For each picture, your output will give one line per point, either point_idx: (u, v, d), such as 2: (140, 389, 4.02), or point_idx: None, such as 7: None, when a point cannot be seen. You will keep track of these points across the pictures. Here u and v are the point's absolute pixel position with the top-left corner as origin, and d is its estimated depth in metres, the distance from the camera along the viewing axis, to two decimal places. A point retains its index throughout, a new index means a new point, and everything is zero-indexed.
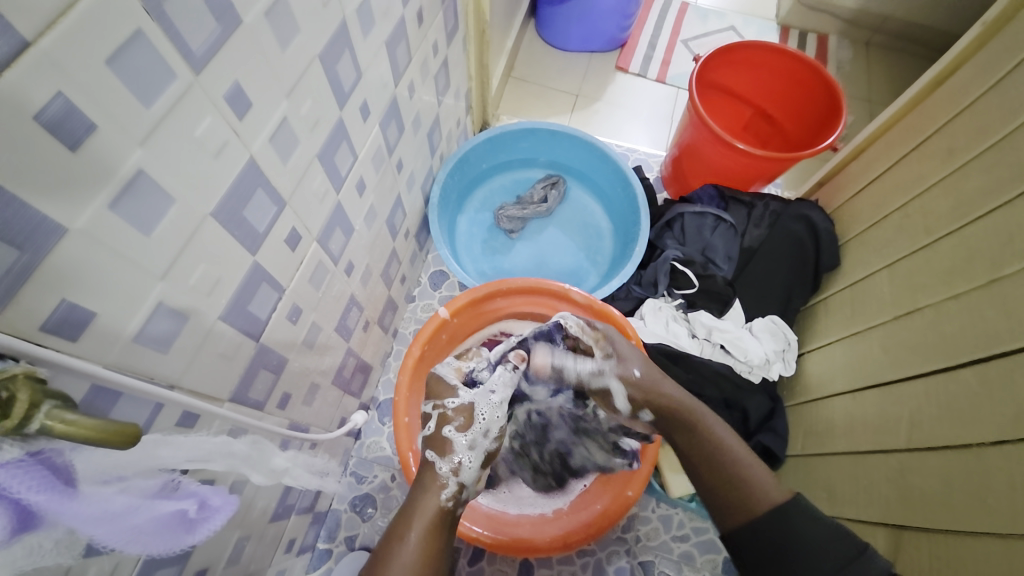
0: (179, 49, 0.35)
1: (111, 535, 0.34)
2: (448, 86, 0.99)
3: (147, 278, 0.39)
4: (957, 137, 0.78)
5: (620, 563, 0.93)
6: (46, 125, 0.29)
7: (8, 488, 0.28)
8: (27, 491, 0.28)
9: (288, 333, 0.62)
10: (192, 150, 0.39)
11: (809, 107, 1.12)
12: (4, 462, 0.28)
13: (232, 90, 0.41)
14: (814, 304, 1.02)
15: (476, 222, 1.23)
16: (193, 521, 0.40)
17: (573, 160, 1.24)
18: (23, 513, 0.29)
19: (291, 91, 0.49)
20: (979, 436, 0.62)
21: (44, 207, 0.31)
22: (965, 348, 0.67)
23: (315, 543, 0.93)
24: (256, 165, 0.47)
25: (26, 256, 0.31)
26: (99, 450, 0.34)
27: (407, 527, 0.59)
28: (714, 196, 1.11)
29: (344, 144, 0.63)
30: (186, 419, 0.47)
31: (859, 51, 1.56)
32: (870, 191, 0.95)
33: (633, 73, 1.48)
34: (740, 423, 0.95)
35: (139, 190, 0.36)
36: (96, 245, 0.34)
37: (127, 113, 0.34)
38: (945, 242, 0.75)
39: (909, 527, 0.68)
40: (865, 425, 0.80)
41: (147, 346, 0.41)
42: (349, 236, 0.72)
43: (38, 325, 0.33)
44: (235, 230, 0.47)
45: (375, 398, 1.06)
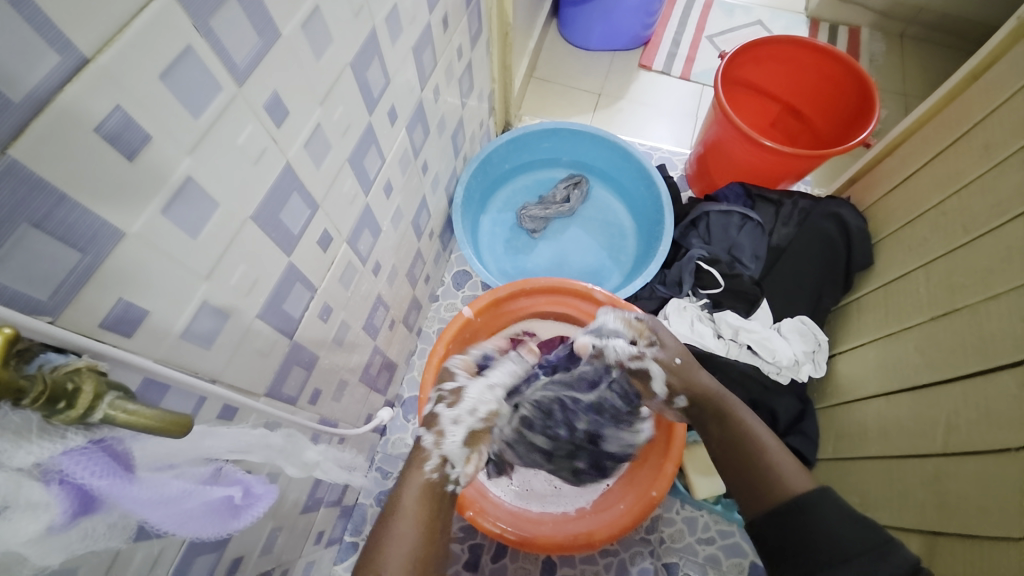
0: (223, 62, 0.37)
1: (165, 518, 0.36)
2: (471, 88, 1.00)
3: (193, 278, 0.41)
4: (994, 132, 0.75)
5: (644, 564, 0.93)
6: (106, 136, 0.32)
7: (71, 473, 0.30)
8: (89, 477, 0.31)
9: (319, 331, 0.64)
10: (235, 157, 0.42)
11: (839, 103, 1.09)
12: (68, 449, 0.30)
13: (270, 99, 0.43)
14: (846, 304, 0.99)
15: (498, 222, 1.24)
16: (239, 508, 0.42)
17: (595, 160, 1.24)
18: (86, 496, 0.31)
19: (325, 98, 0.51)
20: (1019, 440, 0.60)
21: (103, 213, 0.33)
22: (1005, 349, 0.64)
23: (342, 535, 0.95)
24: (292, 170, 0.49)
25: (88, 258, 0.33)
26: (154, 439, 0.36)
27: (402, 499, 0.58)
28: (741, 194, 1.09)
29: (373, 147, 0.65)
30: (226, 411, 0.49)
31: (894, 43, 1.51)
32: (905, 188, 0.92)
33: (657, 71, 1.46)
34: (768, 425, 0.94)
35: (188, 196, 0.38)
36: (149, 247, 0.37)
37: (177, 124, 0.36)
38: (984, 241, 0.72)
39: (945, 534, 0.66)
40: (899, 429, 0.78)
41: (192, 342, 0.43)
42: (376, 237, 0.74)
43: (97, 323, 0.35)
44: (273, 232, 0.49)
45: (401, 396, 1.08)
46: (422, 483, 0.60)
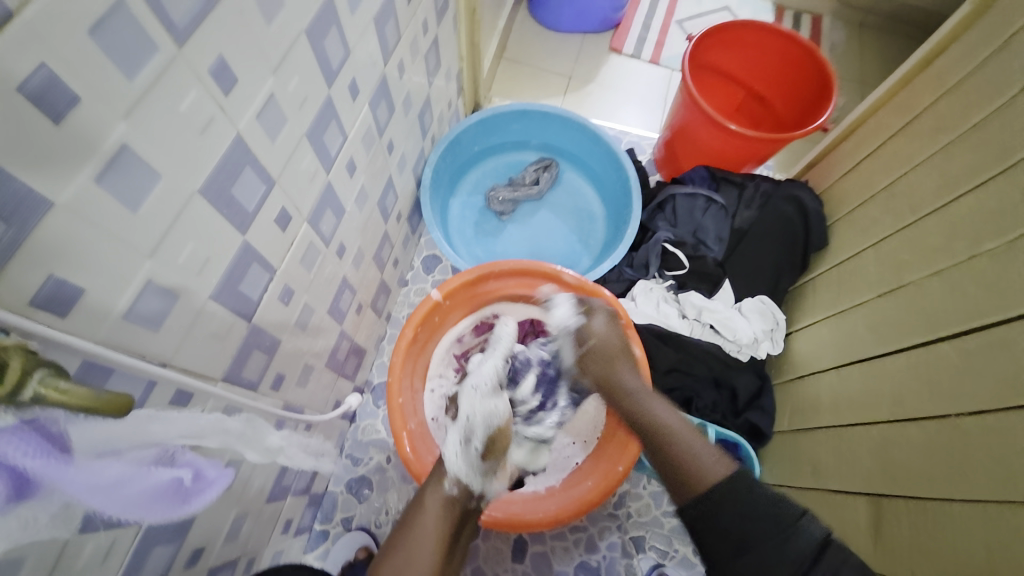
0: (162, 21, 0.35)
1: (107, 504, 0.34)
2: (438, 66, 0.98)
3: (134, 256, 0.39)
4: (943, 116, 0.78)
5: (611, 539, 0.96)
6: (29, 97, 0.29)
7: (4, 454, 0.27)
8: (22, 457, 0.28)
9: (280, 315, 0.62)
10: (177, 125, 0.39)
11: (800, 88, 1.12)
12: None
13: (217, 64, 0.41)
14: (802, 285, 1.03)
15: (468, 205, 1.23)
16: (188, 492, 0.42)
17: (565, 142, 1.23)
18: (19, 479, 0.28)
19: (278, 68, 0.48)
20: (959, 408, 0.64)
21: (30, 181, 0.30)
22: (948, 323, 0.68)
23: (312, 523, 0.94)
24: (244, 143, 0.47)
25: (12, 230, 0.30)
26: (97, 421, 0.33)
27: (424, 516, 0.68)
28: (706, 176, 1.10)
29: (334, 122, 0.62)
30: (180, 398, 0.47)
31: (854, 30, 1.56)
32: (859, 170, 0.95)
33: (627, 54, 1.46)
34: (729, 401, 0.98)
35: (124, 166, 0.36)
36: (81, 222, 0.34)
37: (110, 87, 0.33)
38: (929, 220, 0.76)
39: (889, 496, 0.70)
40: (848, 401, 0.82)
41: (137, 324, 0.41)
42: (340, 217, 0.72)
43: (27, 300, 0.32)
44: (224, 209, 0.47)
45: (370, 382, 1.07)
46: (443, 499, 0.71)
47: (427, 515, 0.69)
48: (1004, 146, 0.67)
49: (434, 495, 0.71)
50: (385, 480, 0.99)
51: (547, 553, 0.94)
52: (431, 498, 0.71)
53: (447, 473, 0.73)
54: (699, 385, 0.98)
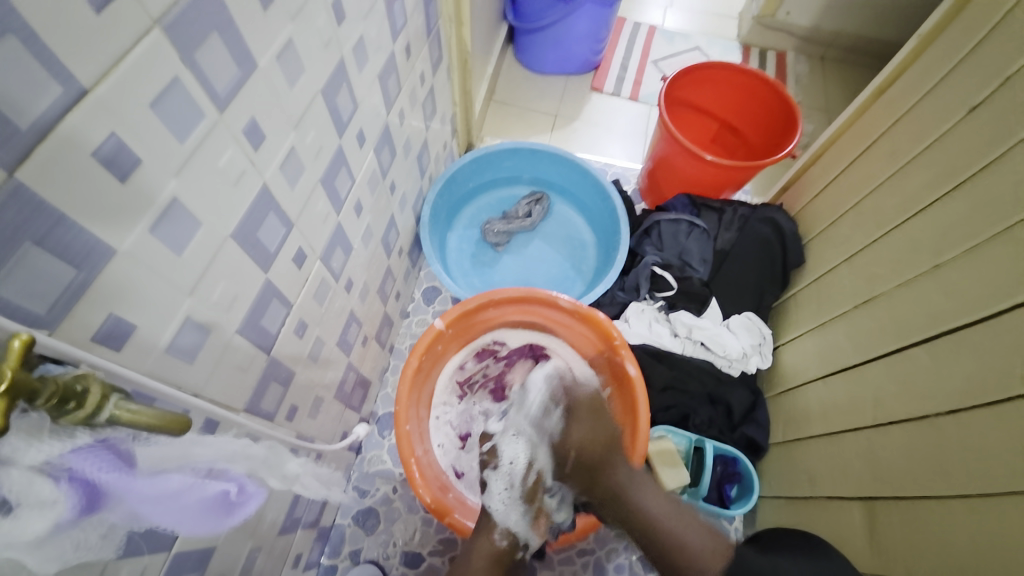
0: (206, 91, 0.41)
1: (162, 512, 0.38)
2: (434, 111, 1.06)
3: (177, 295, 0.43)
4: (897, 143, 0.87)
5: (619, 560, 0.97)
6: (101, 160, 0.34)
7: (81, 469, 0.31)
8: (97, 472, 0.32)
9: (295, 347, 0.66)
10: (216, 178, 0.44)
11: (768, 120, 1.21)
12: (77, 447, 0.31)
13: (249, 125, 0.47)
14: (784, 301, 1.09)
15: (464, 238, 1.29)
16: (233, 503, 0.47)
17: (554, 176, 1.31)
18: (92, 493, 0.32)
19: (298, 123, 0.54)
20: (935, 407, 0.68)
21: (98, 232, 0.35)
22: (918, 329, 0.73)
23: (320, 558, 0.95)
24: (269, 191, 0.52)
25: (82, 274, 0.35)
26: (153, 440, 0.36)
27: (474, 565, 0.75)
28: (687, 204, 1.18)
29: (344, 168, 0.68)
30: (208, 426, 0.50)
31: (815, 64, 1.69)
32: (827, 193, 1.03)
33: (608, 93, 1.57)
34: (725, 416, 1.01)
35: (173, 216, 0.40)
36: (137, 265, 0.38)
37: (165, 148, 0.38)
38: (893, 235, 0.82)
39: (880, 498, 0.73)
40: (836, 408, 0.86)
41: (176, 357, 0.45)
42: (348, 254, 0.77)
43: (89, 336, 0.36)
44: (251, 250, 0.52)
45: (375, 413, 1.09)
46: (491, 549, 0.77)
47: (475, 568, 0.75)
48: (953, 167, 0.74)
49: (485, 543, 0.77)
50: (392, 510, 1.00)
51: None
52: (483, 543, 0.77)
53: (495, 525, 0.79)
54: (695, 402, 1.02)
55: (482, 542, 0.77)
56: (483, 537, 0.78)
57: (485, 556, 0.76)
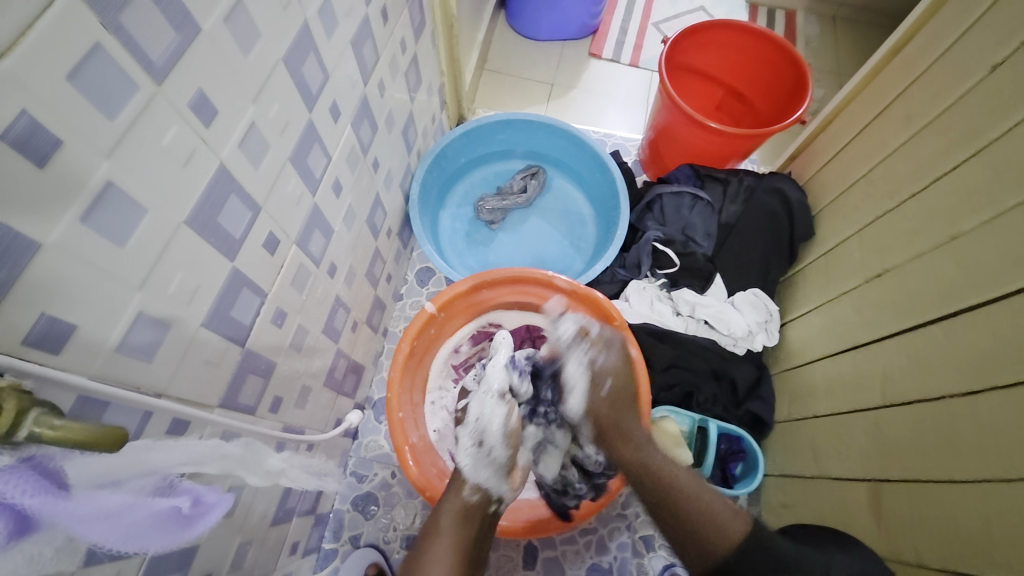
0: (139, 61, 0.36)
1: (109, 534, 0.34)
2: (419, 82, 0.99)
3: (124, 289, 0.39)
4: (914, 103, 0.80)
5: (622, 539, 0.96)
6: (12, 143, 0.30)
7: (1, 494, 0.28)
8: (20, 496, 0.29)
9: (274, 338, 0.63)
10: (160, 158, 0.40)
11: (776, 84, 1.14)
12: None
13: (196, 98, 0.42)
14: (792, 275, 1.04)
15: (458, 217, 1.24)
16: (189, 518, 0.42)
17: (550, 149, 1.25)
18: (16, 519, 0.29)
19: (257, 96, 0.49)
20: (948, 388, 0.64)
21: (18, 225, 0.31)
22: (932, 305, 0.69)
23: (319, 544, 0.94)
24: (227, 171, 0.48)
25: (3, 271, 0.31)
26: (91, 456, 0.34)
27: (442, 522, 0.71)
28: (690, 175, 1.12)
29: (317, 145, 0.63)
30: (176, 427, 0.47)
31: (827, 23, 1.59)
32: (838, 159, 0.97)
33: (606, 59, 1.49)
34: (730, 394, 0.98)
35: (109, 202, 0.36)
36: (70, 258, 0.35)
37: (91, 126, 0.34)
38: (908, 204, 0.77)
39: (888, 479, 0.70)
40: (842, 386, 0.82)
41: (130, 356, 0.41)
42: (329, 237, 0.73)
43: (20, 340, 0.33)
44: (211, 237, 0.48)
45: (370, 398, 1.07)
46: (459, 508, 0.73)
47: (447, 530, 0.70)
48: (973, 128, 0.68)
49: (455, 501, 0.74)
50: (391, 495, 0.99)
51: (558, 558, 0.94)
52: (450, 503, 0.74)
53: (465, 481, 0.76)
54: (699, 379, 0.98)
55: (451, 500, 0.74)
56: (454, 495, 0.74)
57: (452, 516, 0.72)
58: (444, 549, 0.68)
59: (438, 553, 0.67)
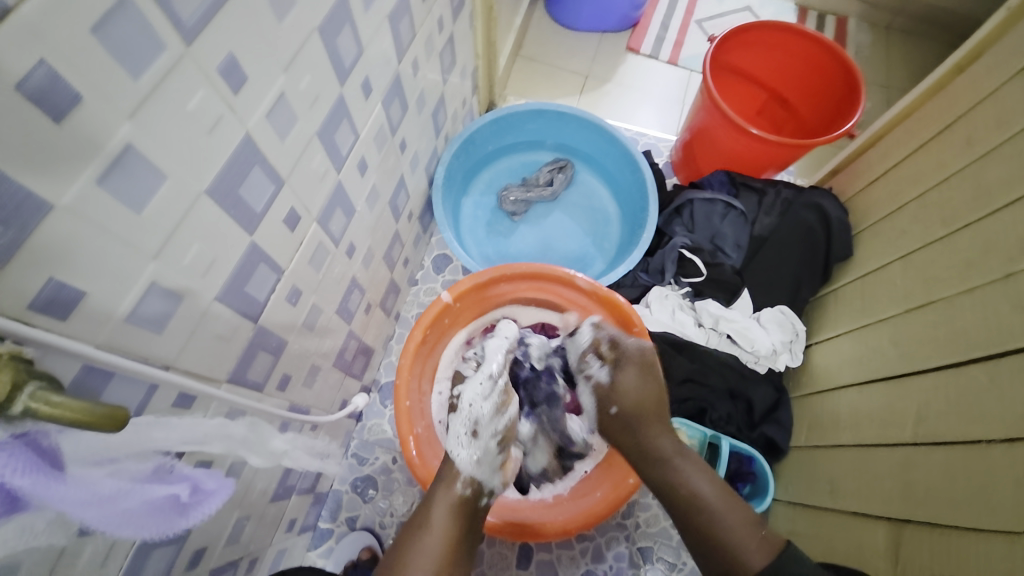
0: (169, 18, 0.34)
1: (100, 518, 0.34)
2: (453, 64, 0.96)
3: (139, 258, 0.38)
4: (977, 126, 0.75)
5: (619, 549, 0.94)
6: (30, 96, 0.28)
7: None
8: (12, 475, 0.28)
9: (287, 316, 0.61)
10: (184, 124, 0.38)
11: (825, 92, 1.08)
12: None
13: (226, 62, 0.40)
14: (823, 295, 1.00)
15: (480, 205, 1.21)
16: (186, 505, 0.40)
17: (581, 143, 1.21)
18: (7, 497, 0.28)
19: (289, 65, 0.47)
20: (987, 433, 0.61)
21: (30, 182, 0.29)
22: (979, 343, 0.65)
23: (316, 522, 0.94)
24: (253, 142, 0.46)
25: (12, 232, 0.29)
26: (91, 433, 0.33)
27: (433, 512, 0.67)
28: (725, 181, 1.08)
29: (345, 121, 0.61)
30: (182, 400, 0.46)
31: (881, 32, 1.51)
32: (886, 180, 0.92)
33: (646, 54, 1.43)
34: (745, 414, 0.95)
35: (128, 166, 0.35)
36: (83, 222, 0.33)
37: (115, 85, 0.32)
38: (962, 234, 0.72)
39: (911, 522, 0.67)
40: (871, 419, 0.79)
41: (139, 326, 0.40)
42: (350, 217, 0.71)
43: (26, 304, 0.32)
44: (231, 209, 0.46)
45: (377, 381, 1.06)
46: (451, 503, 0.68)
47: (436, 524, 0.65)
48: None
49: (444, 495, 0.69)
50: (390, 481, 0.98)
51: (553, 560, 0.93)
52: (442, 493, 0.69)
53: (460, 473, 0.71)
54: (714, 397, 0.95)
55: (442, 492, 0.69)
56: (445, 487, 0.69)
57: (444, 509, 0.67)
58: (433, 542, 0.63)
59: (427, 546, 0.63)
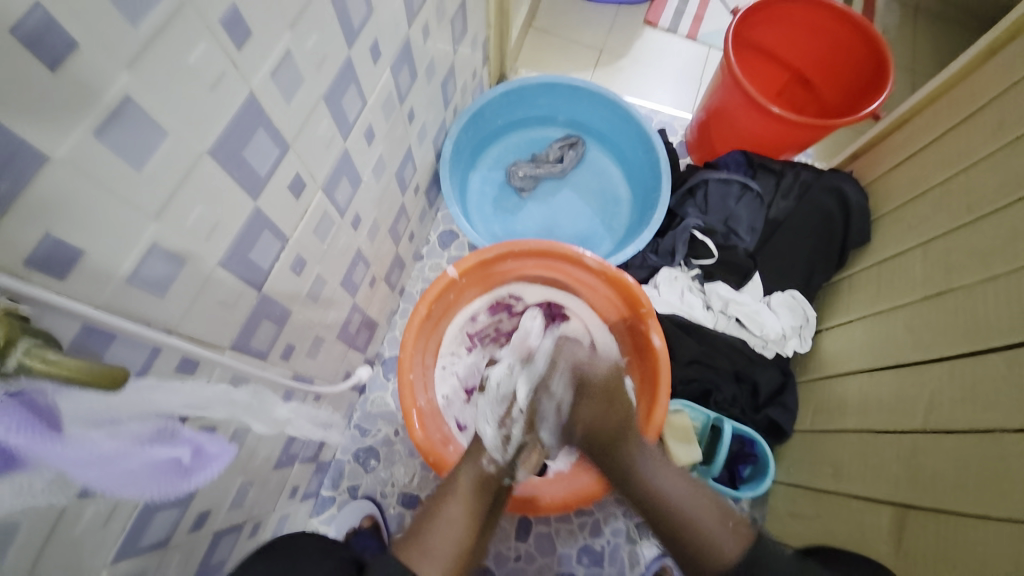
0: None
1: (103, 479, 0.34)
2: (464, 32, 0.93)
3: (141, 217, 0.37)
4: (1011, 108, 0.71)
5: (617, 525, 0.95)
6: (23, 40, 0.26)
7: None
8: (5, 432, 0.27)
9: (292, 285, 0.61)
10: (186, 79, 0.36)
11: (850, 72, 1.04)
12: None
13: (229, 15, 0.38)
14: (837, 281, 0.98)
15: (488, 181, 1.19)
16: (189, 469, 0.40)
17: (593, 120, 1.18)
18: (3, 453, 0.28)
19: (295, 23, 0.45)
20: (1002, 423, 0.60)
21: (22, 130, 0.28)
22: (998, 332, 0.63)
23: (319, 490, 0.95)
24: (257, 103, 0.44)
25: (6, 183, 0.28)
26: (91, 394, 0.33)
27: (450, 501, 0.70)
28: (741, 162, 1.05)
29: (352, 87, 0.59)
30: (185, 365, 0.46)
31: (912, 11, 1.44)
32: (910, 164, 0.89)
33: (664, 28, 1.38)
34: (749, 397, 0.94)
35: (127, 119, 0.33)
36: (82, 176, 0.32)
37: (112, 31, 0.30)
38: (988, 220, 0.70)
39: (917, 507, 0.67)
40: (879, 405, 0.78)
41: (141, 288, 0.39)
42: (356, 187, 0.69)
43: (23, 259, 0.31)
44: (235, 172, 0.45)
45: (381, 355, 1.06)
46: (477, 474, 0.73)
47: (461, 495, 0.70)
48: None
49: (472, 468, 0.73)
50: (392, 452, 0.99)
51: (551, 534, 0.94)
52: (470, 467, 0.73)
53: (486, 451, 0.74)
54: (720, 378, 0.94)
55: (469, 466, 0.73)
56: (472, 461, 0.73)
57: (470, 481, 0.72)
58: (455, 511, 0.69)
59: (448, 518, 0.68)
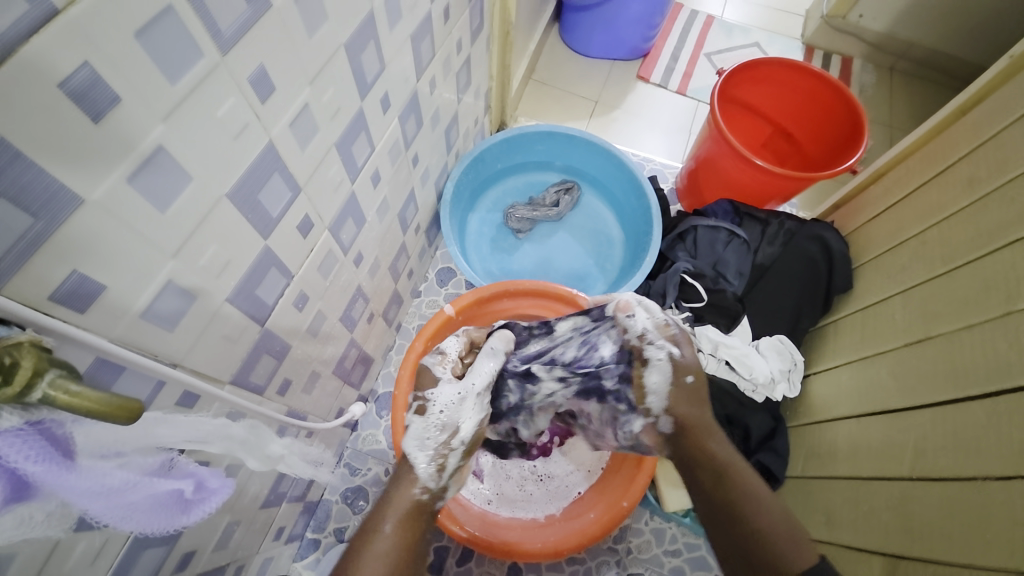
0: (208, 29, 0.35)
1: (106, 510, 0.34)
2: (468, 84, 0.99)
3: (158, 255, 0.39)
4: (980, 167, 0.76)
5: (609, 574, 0.92)
6: (69, 94, 0.29)
7: (6, 457, 0.28)
8: (24, 461, 0.28)
9: (293, 320, 0.62)
10: (212, 130, 0.39)
11: (830, 127, 1.11)
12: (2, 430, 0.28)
13: (256, 73, 0.41)
14: (823, 326, 1.01)
15: (486, 221, 1.23)
16: (189, 502, 0.41)
17: (588, 166, 1.24)
18: (18, 481, 0.29)
19: (315, 78, 0.49)
20: (985, 470, 0.61)
21: (62, 177, 0.30)
22: (977, 380, 0.66)
23: (304, 532, 0.93)
24: (275, 149, 0.47)
25: (40, 224, 0.30)
26: (100, 425, 0.34)
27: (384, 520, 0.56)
28: (729, 211, 1.10)
29: (362, 134, 0.63)
30: (186, 399, 0.47)
31: (884, 75, 1.55)
32: (888, 216, 0.94)
33: (654, 83, 1.47)
34: (741, 441, 0.96)
35: (157, 165, 0.36)
36: (110, 218, 0.34)
37: (152, 89, 0.33)
38: (961, 271, 0.74)
39: (907, 556, 0.67)
40: (868, 450, 0.79)
41: (153, 323, 0.41)
42: (360, 226, 0.72)
43: (47, 295, 0.32)
44: (249, 213, 0.47)
45: (374, 391, 1.06)
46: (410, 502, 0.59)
47: (386, 531, 0.55)
48: None
49: (405, 492, 0.59)
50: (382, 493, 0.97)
51: None
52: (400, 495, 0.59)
53: (418, 478, 0.61)
54: None
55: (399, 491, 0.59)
56: (402, 488, 0.60)
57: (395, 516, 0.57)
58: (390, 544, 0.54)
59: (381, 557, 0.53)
